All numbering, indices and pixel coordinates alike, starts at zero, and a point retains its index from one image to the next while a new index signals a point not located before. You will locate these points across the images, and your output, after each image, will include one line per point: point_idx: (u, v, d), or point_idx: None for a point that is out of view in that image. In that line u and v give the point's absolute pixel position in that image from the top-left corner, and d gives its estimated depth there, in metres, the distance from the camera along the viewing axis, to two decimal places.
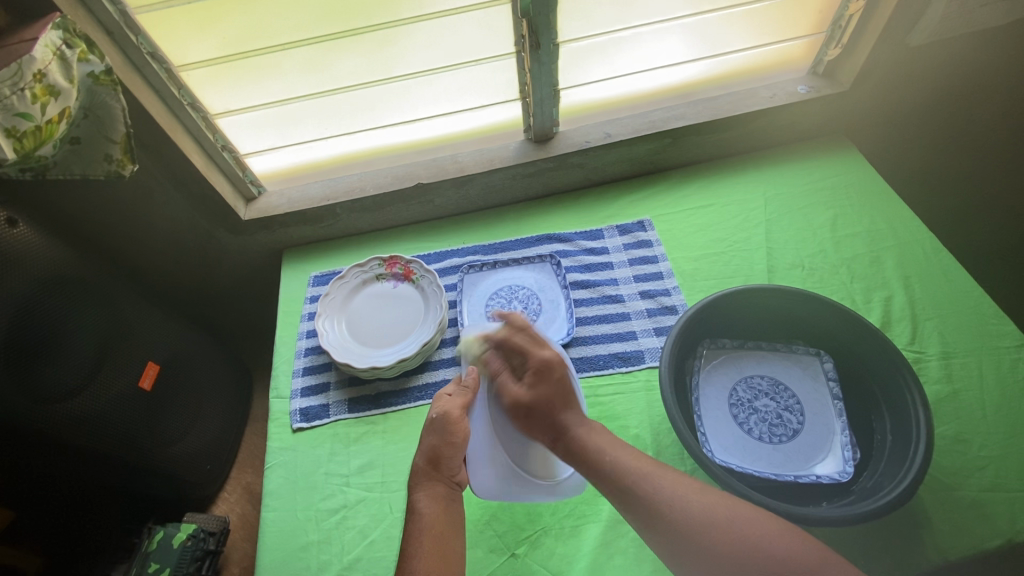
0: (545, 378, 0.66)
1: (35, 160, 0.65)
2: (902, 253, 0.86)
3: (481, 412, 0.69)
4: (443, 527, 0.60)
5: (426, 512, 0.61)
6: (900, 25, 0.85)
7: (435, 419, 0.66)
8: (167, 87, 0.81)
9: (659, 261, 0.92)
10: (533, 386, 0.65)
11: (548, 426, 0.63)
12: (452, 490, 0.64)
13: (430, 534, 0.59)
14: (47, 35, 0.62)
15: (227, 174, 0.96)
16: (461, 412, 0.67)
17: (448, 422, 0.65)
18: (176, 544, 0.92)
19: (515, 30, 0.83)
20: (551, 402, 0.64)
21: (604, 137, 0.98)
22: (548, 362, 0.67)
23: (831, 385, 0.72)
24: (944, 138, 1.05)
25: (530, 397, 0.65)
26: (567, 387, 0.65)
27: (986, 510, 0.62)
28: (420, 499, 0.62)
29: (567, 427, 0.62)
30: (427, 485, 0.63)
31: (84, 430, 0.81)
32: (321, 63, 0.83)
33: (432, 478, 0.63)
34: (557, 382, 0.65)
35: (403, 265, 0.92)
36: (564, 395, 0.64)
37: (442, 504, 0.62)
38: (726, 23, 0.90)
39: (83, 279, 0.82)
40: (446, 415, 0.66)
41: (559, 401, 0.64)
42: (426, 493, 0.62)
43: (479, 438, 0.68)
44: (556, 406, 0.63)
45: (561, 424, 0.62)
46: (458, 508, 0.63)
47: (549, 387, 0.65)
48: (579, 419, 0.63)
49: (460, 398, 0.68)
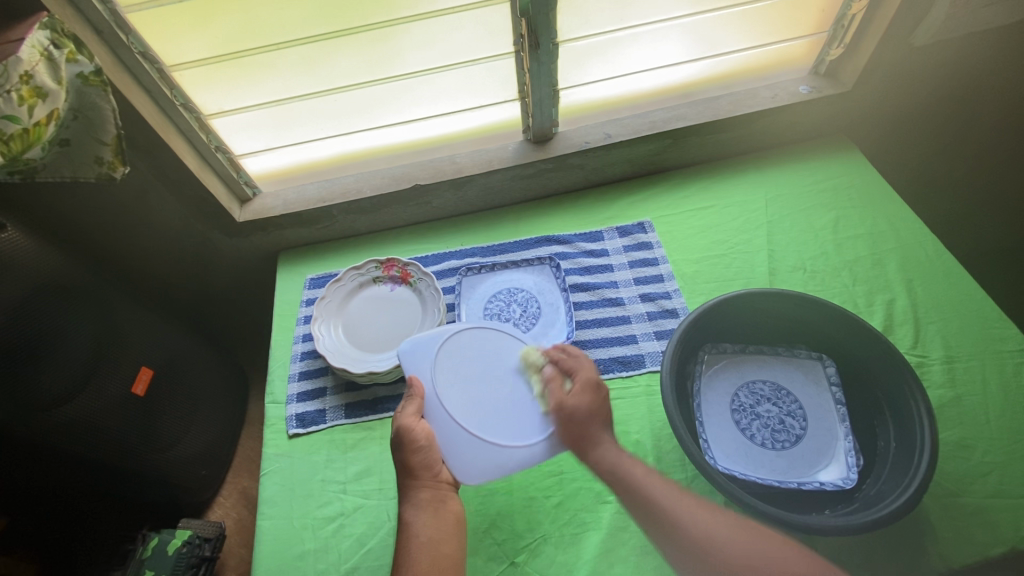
0: (588, 393, 0.64)
1: (23, 164, 0.64)
2: (903, 256, 0.85)
3: (442, 413, 0.66)
4: (434, 534, 0.59)
5: (415, 522, 0.60)
6: (904, 25, 0.84)
7: (395, 434, 0.64)
8: (159, 88, 0.79)
9: (659, 263, 0.91)
10: (577, 396, 0.64)
11: (580, 438, 0.62)
12: (441, 491, 0.62)
13: (420, 544, 0.58)
14: (34, 36, 0.60)
15: (221, 174, 0.94)
16: (415, 418, 0.65)
17: (404, 434, 0.63)
18: (172, 551, 0.91)
19: (514, 29, 0.82)
20: (589, 418, 0.63)
21: (603, 137, 0.97)
22: (592, 380, 0.65)
23: (833, 390, 0.71)
24: (945, 139, 1.04)
25: (568, 406, 0.64)
26: (607, 406, 0.64)
27: (990, 517, 0.61)
28: (407, 510, 0.61)
29: (595, 443, 0.61)
30: (412, 494, 0.62)
31: (75, 436, 0.80)
32: (316, 63, 0.82)
33: (413, 486, 0.62)
34: (599, 396, 0.64)
35: (400, 268, 0.91)
36: (603, 414, 0.63)
37: (432, 509, 0.61)
38: (727, 22, 0.88)
39: (75, 283, 0.80)
40: (401, 427, 0.64)
41: (595, 420, 0.63)
42: (413, 504, 0.61)
43: (450, 434, 0.65)
44: (592, 421, 0.63)
45: (592, 439, 0.62)
46: (450, 507, 0.62)
47: (590, 400, 0.64)
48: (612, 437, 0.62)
49: (411, 406, 0.65)
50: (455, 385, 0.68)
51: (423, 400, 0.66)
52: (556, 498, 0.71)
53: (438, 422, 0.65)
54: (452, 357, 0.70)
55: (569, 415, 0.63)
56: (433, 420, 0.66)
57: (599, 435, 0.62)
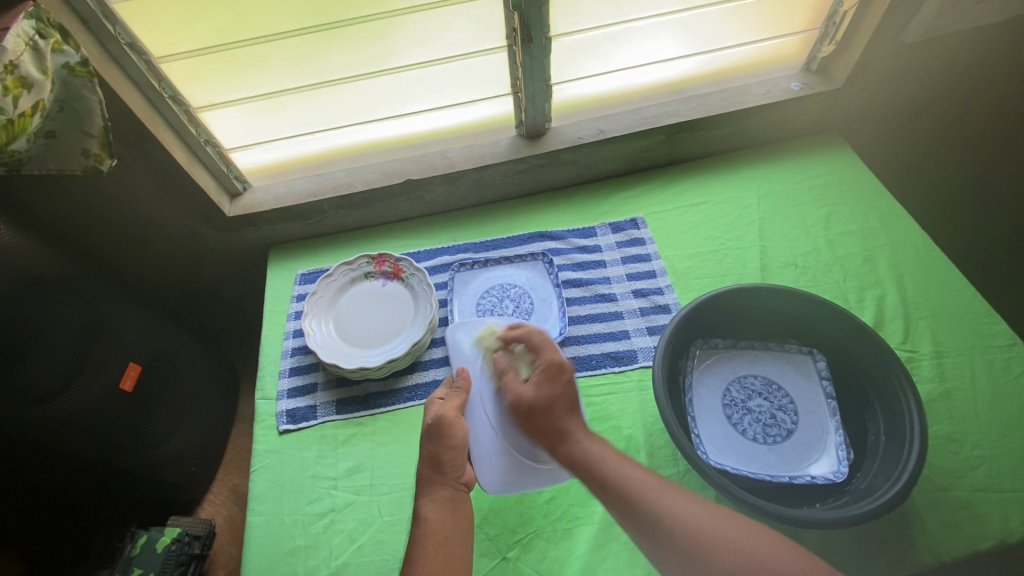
0: (548, 382, 0.63)
1: (7, 155, 0.63)
2: (894, 252, 0.85)
3: (480, 412, 0.69)
4: (447, 531, 0.58)
5: (429, 518, 0.59)
6: (895, 22, 0.84)
7: (430, 425, 0.66)
8: (147, 79, 0.78)
9: (652, 259, 0.91)
10: (536, 385, 0.63)
11: (551, 430, 0.60)
12: (460, 492, 0.63)
13: (433, 540, 0.57)
14: (19, 25, 0.60)
15: (211, 168, 0.93)
16: (455, 415, 0.66)
17: (442, 426, 0.65)
18: (161, 548, 0.90)
19: (506, 23, 0.81)
20: (556, 405, 0.61)
21: (596, 133, 0.97)
22: (546, 376, 0.63)
23: (823, 384, 0.72)
24: (936, 136, 1.05)
25: (530, 402, 0.62)
26: (571, 393, 0.62)
27: (979, 510, 0.62)
28: (425, 504, 0.61)
29: (567, 433, 0.60)
30: (431, 490, 0.62)
31: (63, 432, 0.79)
32: (307, 55, 0.81)
33: (436, 482, 0.62)
34: (563, 383, 0.63)
35: (392, 263, 0.90)
36: (570, 399, 0.62)
37: (448, 507, 0.61)
38: (719, 18, 0.89)
39: (59, 278, 0.79)
40: (439, 418, 0.66)
41: (559, 409, 0.61)
42: (432, 498, 0.61)
43: (482, 429, 0.68)
44: (559, 411, 0.61)
45: (560, 431, 0.60)
46: (464, 508, 0.62)
47: (553, 390, 0.62)
48: (580, 424, 0.61)
49: (454, 401, 0.68)
50: (494, 385, 0.70)
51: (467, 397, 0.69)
52: (548, 493, 0.70)
53: (476, 419, 0.69)
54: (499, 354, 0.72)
55: (529, 406, 0.62)
56: (470, 417, 0.69)
57: (571, 425, 0.60)
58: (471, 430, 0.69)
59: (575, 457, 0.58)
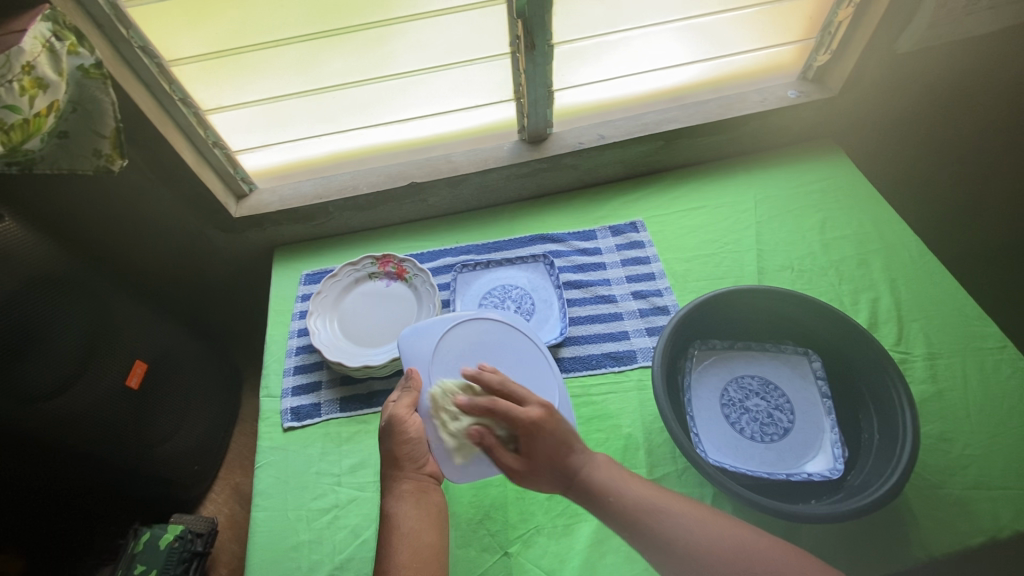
0: (536, 437, 0.59)
1: (21, 155, 0.64)
2: (888, 256, 0.87)
3: (434, 405, 0.66)
4: (415, 524, 0.59)
5: (397, 513, 0.60)
6: (887, 34, 0.87)
7: (385, 424, 0.65)
8: (159, 82, 0.80)
9: (651, 261, 0.93)
10: (525, 440, 0.59)
11: (561, 478, 0.59)
12: (424, 482, 0.63)
13: (402, 534, 0.58)
14: (36, 27, 0.61)
15: (218, 170, 0.95)
16: (408, 410, 0.65)
17: (396, 424, 0.64)
18: (163, 545, 0.91)
19: (510, 30, 0.84)
20: (557, 455, 0.59)
21: (597, 138, 0.99)
22: (535, 421, 0.59)
23: (819, 384, 0.73)
24: (930, 144, 1.07)
25: (529, 462, 0.59)
26: (563, 432, 0.59)
27: (972, 507, 0.63)
28: (390, 500, 0.61)
29: (577, 475, 0.58)
30: (394, 486, 0.62)
31: (70, 428, 0.80)
32: (314, 61, 0.83)
33: (398, 477, 0.62)
34: (551, 436, 0.59)
35: (396, 264, 0.91)
36: (566, 445, 0.59)
37: (414, 500, 0.61)
38: (718, 27, 0.91)
39: (68, 276, 0.80)
40: (393, 417, 0.65)
41: (559, 456, 0.58)
42: (396, 493, 0.61)
43: (438, 425, 0.65)
44: (560, 458, 0.59)
45: (573, 477, 0.58)
46: (432, 498, 0.62)
47: (543, 442, 0.59)
48: (586, 461, 0.58)
49: (407, 398, 0.66)
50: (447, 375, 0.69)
51: (421, 393, 0.67)
52: (549, 490, 0.72)
53: (430, 414, 0.66)
54: (455, 346, 0.71)
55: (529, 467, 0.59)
56: (426, 413, 0.66)
57: (573, 457, 0.59)
58: (427, 428, 0.65)
59: (587, 492, 0.57)
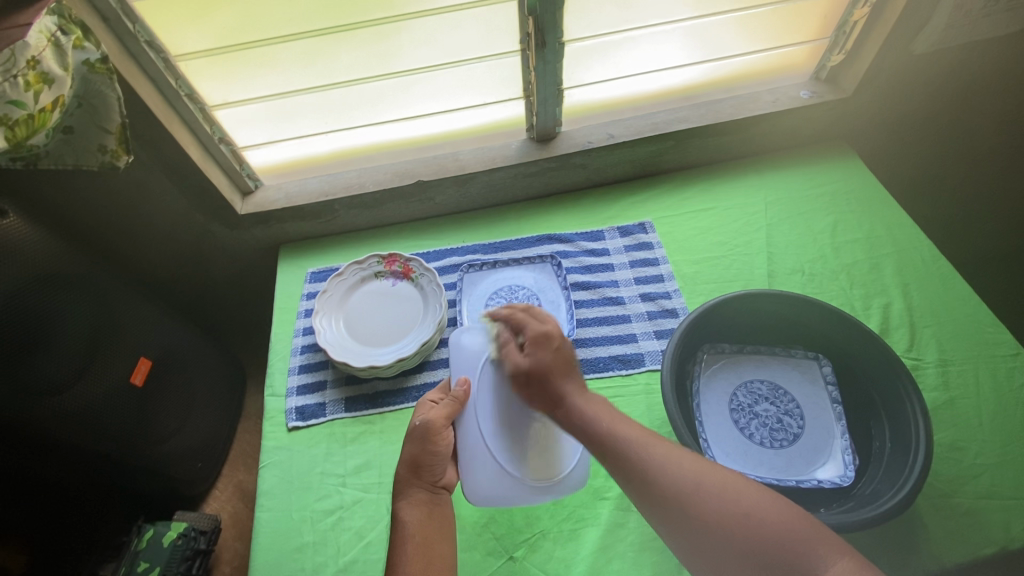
0: (541, 346, 0.62)
1: (26, 150, 0.64)
2: (901, 261, 0.86)
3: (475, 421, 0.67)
4: (428, 533, 0.59)
5: (409, 520, 0.60)
6: (903, 35, 0.85)
7: (417, 430, 0.65)
8: (164, 77, 0.79)
9: (660, 263, 0.92)
10: (532, 351, 0.62)
11: (549, 395, 0.60)
12: (436, 495, 0.63)
13: (415, 542, 0.58)
14: (41, 21, 0.60)
15: (224, 166, 0.94)
16: (443, 423, 0.65)
17: (429, 433, 0.64)
18: (167, 543, 0.90)
19: (520, 26, 0.82)
20: (550, 370, 0.61)
21: (606, 138, 0.98)
22: (546, 333, 0.63)
23: (830, 389, 0.73)
24: (942, 146, 1.05)
25: (528, 365, 0.62)
26: (566, 356, 0.62)
27: (983, 517, 0.63)
28: (403, 507, 0.61)
29: (563, 396, 0.59)
30: (408, 492, 0.62)
31: (74, 426, 0.80)
32: (320, 56, 0.82)
33: (414, 484, 0.62)
34: (556, 350, 0.62)
35: (402, 263, 0.91)
36: (565, 365, 0.61)
37: (425, 510, 0.61)
38: (731, 25, 0.89)
39: (71, 272, 0.79)
40: (428, 424, 0.65)
41: (555, 372, 0.60)
42: (409, 501, 0.61)
43: (473, 444, 0.66)
44: (554, 372, 0.61)
45: (559, 398, 0.59)
46: (443, 511, 0.62)
47: (546, 354, 0.62)
48: (577, 388, 0.60)
49: (445, 409, 0.67)
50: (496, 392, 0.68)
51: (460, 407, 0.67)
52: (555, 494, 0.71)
53: (466, 429, 0.67)
54: None
55: (522, 373, 0.62)
56: (461, 428, 0.67)
57: (571, 377, 0.61)
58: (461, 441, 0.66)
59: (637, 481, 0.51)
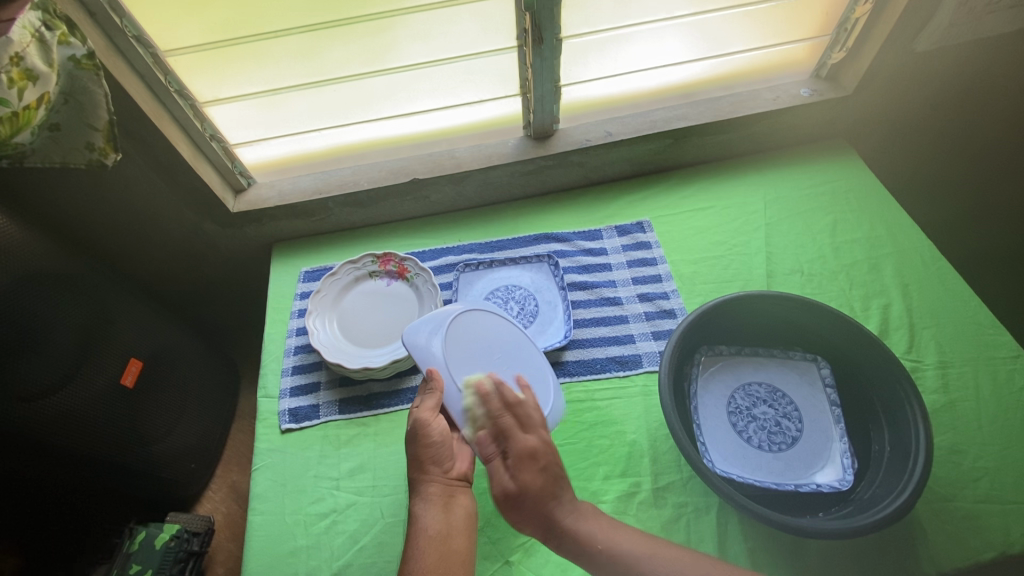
0: (529, 465, 0.58)
1: (11, 147, 0.63)
2: (901, 261, 0.85)
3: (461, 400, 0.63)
4: (446, 528, 0.58)
5: (424, 515, 0.59)
6: (904, 34, 0.84)
7: (410, 428, 0.63)
8: (153, 73, 0.77)
9: (658, 263, 0.91)
10: (524, 469, 0.58)
11: (540, 520, 0.57)
12: (452, 487, 0.62)
13: (428, 537, 0.57)
14: (25, 16, 0.58)
15: (216, 164, 0.93)
16: (433, 413, 0.63)
17: (419, 428, 0.62)
18: (159, 544, 0.89)
19: (517, 23, 0.81)
20: (542, 495, 0.57)
21: (605, 135, 0.96)
22: (533, 449, 0.59)
23: (828, 391, 0.72)
24: (943, 145, 1.05)
25: (517, 488, 0.57)
26: (556, 471, 0.59)
27: (982, 522, 0.62)
28: (418, 505, 0.60)
29: (556, 522, 0.57)
30: (421, 488, 0.61)
31: (62, 429, 0.79)
32: (314, 52, 0.80)
33: (424, 480, 0.61)
34: (543, 468, 0.58)
35: (397, 263, 0.90)
36: (556, 480, 0.58)
37: (441, 504, 0.60)
38: (731, 22, 0.88)
39: (58, 272, 0.78)
40: (419, 420, 0.63)
41: (546, 500, 0.57)
42: (422, 497, 0.60)
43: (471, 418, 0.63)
44: (544, 497, 0.57)
45: (551, 526, 0.57)
46: (461, 503, 0.61)
47: (538, 475, 0.58)
48: (570, 507, 0.58)
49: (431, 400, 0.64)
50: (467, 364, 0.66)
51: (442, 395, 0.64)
52: None
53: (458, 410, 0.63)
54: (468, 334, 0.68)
55: (513, 497, 0.57)
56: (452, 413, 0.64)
57: (558, 494, 0.58)
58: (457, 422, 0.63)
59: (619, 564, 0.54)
